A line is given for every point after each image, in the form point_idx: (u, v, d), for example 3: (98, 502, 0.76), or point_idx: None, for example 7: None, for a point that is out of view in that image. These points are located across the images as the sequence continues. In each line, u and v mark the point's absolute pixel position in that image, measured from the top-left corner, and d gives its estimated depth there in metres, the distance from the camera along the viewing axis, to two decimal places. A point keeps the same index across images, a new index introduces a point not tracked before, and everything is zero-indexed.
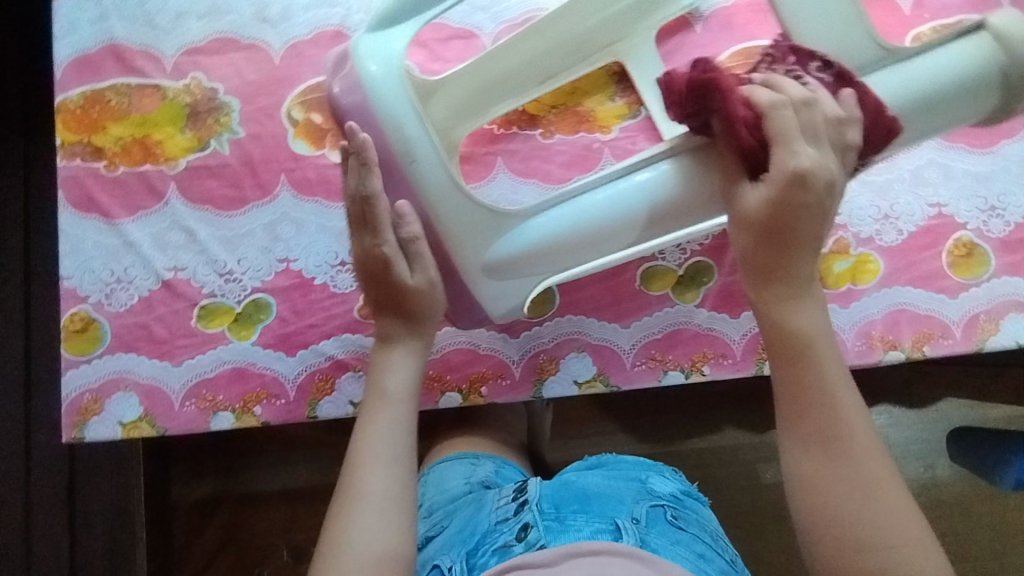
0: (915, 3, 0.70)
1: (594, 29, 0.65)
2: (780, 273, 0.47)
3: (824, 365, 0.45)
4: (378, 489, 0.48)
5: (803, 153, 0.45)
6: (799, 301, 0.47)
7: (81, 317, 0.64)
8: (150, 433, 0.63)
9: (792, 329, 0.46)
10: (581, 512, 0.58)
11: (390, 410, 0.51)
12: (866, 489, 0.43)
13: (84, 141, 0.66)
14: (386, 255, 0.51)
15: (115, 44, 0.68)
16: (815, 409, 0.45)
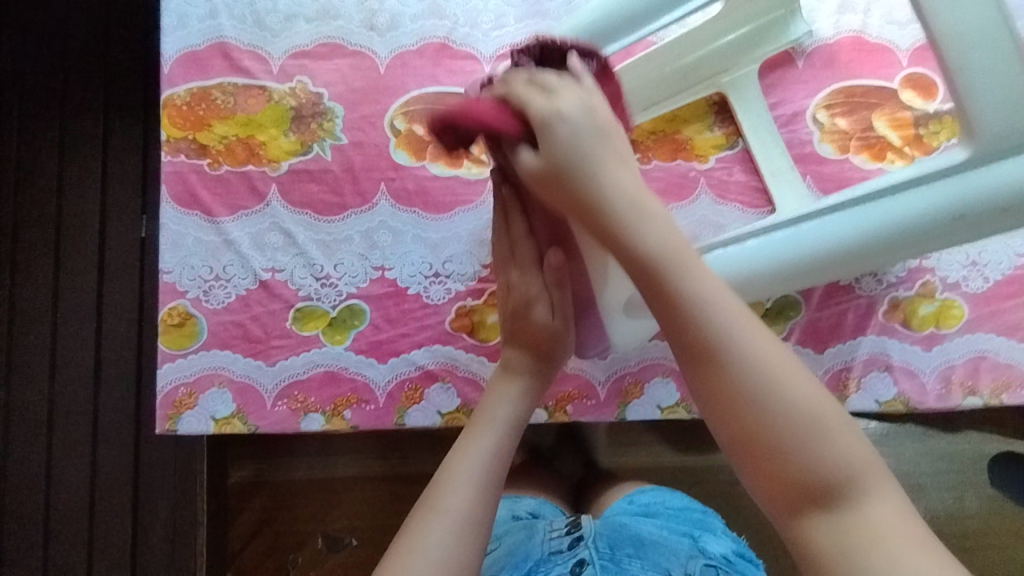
0: None
1: (698, 60, 0.67)
2: (639, 261, 0.38)
3: (722, 343, 0.36)
4: (459, 506, 0.43)
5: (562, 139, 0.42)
6: (672, 278, 0.37)
7: (179, 312, 0.65)
8: (242, 430, 0.65)
9: (653, 273, 0.37)
10: (637, 557, 0.59)
11: (490, 429, 0.48)
12: (816, 437, 0.35)
13: (188, 137, 0.67)
14: (529, 296, 0.53)
15: (223, 42, 0.68)
16: (734, 400, 0.35)
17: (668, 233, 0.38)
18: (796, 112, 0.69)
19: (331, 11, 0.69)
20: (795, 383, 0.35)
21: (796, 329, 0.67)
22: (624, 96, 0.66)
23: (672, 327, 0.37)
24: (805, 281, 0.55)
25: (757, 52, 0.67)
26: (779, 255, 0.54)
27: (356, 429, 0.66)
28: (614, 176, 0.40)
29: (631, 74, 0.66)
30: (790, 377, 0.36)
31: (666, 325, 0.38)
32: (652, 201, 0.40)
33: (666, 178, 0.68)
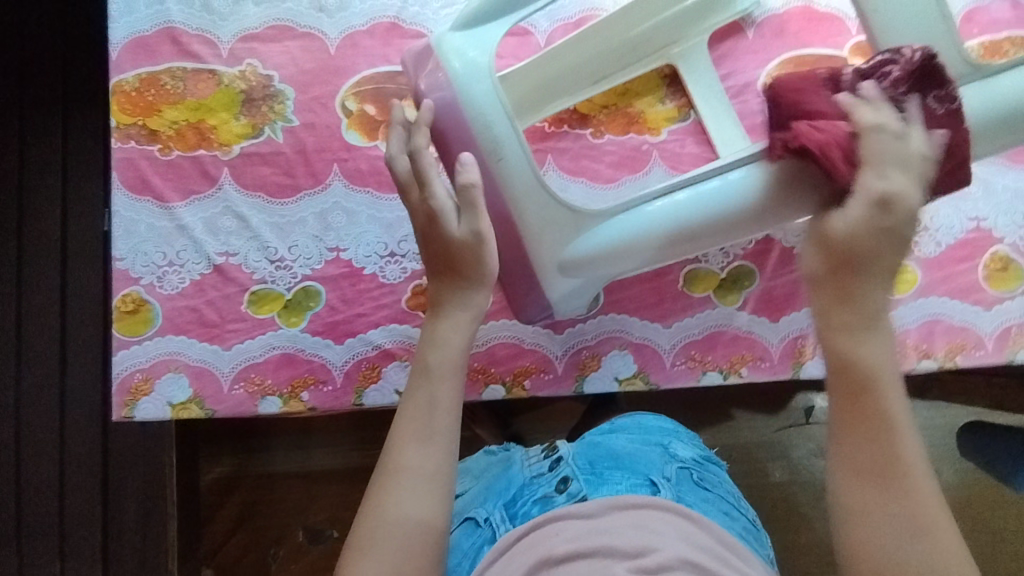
0: (965, 17, 0.71)
1: (647, 32, 0.66)
2: (835, 352, 0.44)
3: (897, 442, 0.42)
4: (415, 464, 0.47)
5: (891, 180, 0.44)
6: (867, 335, 0.44)
7: (133, 298, 0.65)
8: (199, 414, 0.65)
9: (853, 389, 0.43)
10: (616, 467, 0.61)
11: (433, 361, 0.50)
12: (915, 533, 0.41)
13: (138, 123, 0.67)
14: (433, 208, 0.52)
15: (172, 27, 0.68)
16: (867, 429, 0.43)
17: (880, 352, 0.44)
18: (747, 82, 0.69)
19: None
20: (925, 511, 0.41)
21: (751, 298, 0.67)
22: (575, 70, 0.65)
23: (843, 417, 0.43)
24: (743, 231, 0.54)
25: (703, 23, 0.68)
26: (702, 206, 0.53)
27: (315, 410, 0.66)
28: (885, 225, 0.44)
29: (581, 45, 0.64)
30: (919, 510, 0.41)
31: (835, 386, 0.44)
32: (894, 267, 0.44)
33: (619, 152, 0.69)
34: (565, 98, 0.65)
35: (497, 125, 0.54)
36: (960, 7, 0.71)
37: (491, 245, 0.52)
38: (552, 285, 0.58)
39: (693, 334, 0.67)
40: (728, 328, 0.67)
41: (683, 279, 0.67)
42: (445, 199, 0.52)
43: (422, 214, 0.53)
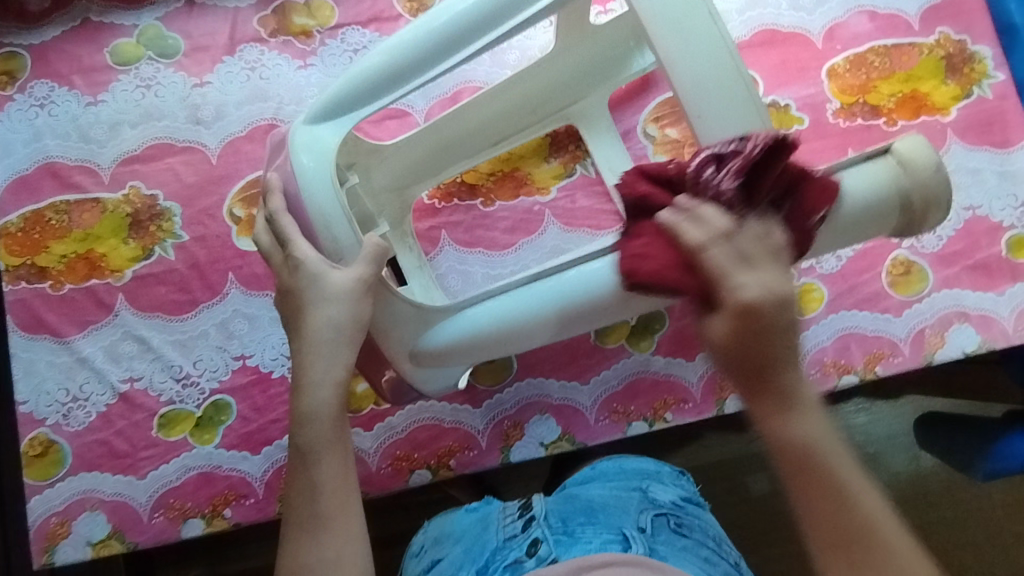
0: (827, 35, 0.73)
1: (549, 93, 0.66)
2: (787, 451, 0.40)
3: (858, 511, 0.40)
4: (314, 558, 0.46)
5: (335, 276, 0.49)
6: (790, 412, 0.40)
7: (41, 440, 0.64)
8: (121, 550, 0.63)
9: (800, 456, 0.40)
10: (589, 523, 0.60)
11: (313, 430, 0.49)
12: (859, 544, 0.39)
13: (27, 263, 0.66)
14: (296, 263, 0.50)
15: (51, 162, 0.68)
16: (842, 531, 0.40)
17: (806, 436, 0.40)
18: (626, 129, 0.70)
19: (155, 112, 0.69)
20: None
21: (664, 341, 0.67)
22: (470, 135, 0.65)
23: (813, 482, 0.40)
24: (571, 327, 0.53)
25: (610, 79, 0.67)
26: (540, 308, 0.52)
27: (241, 525, 0.64)
28: (782, 325, 0.40)
29: (479, 112, 0.64)
30: None
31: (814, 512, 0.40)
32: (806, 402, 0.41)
33: (512, 217, 0.69)
34: (462, 164, 0.66)
35: (337, 223, 0.51)
36: (820, 28, 0.73)
37: (364, 305, 0.50)
38: (406, 369, 0.57)
39: (613, 386, 0.66)
40: (647, 375, 0.66)
41: (593, 332, 0.67)
42: (309, 251, 0.51)
43: (287, 274, 0.51)
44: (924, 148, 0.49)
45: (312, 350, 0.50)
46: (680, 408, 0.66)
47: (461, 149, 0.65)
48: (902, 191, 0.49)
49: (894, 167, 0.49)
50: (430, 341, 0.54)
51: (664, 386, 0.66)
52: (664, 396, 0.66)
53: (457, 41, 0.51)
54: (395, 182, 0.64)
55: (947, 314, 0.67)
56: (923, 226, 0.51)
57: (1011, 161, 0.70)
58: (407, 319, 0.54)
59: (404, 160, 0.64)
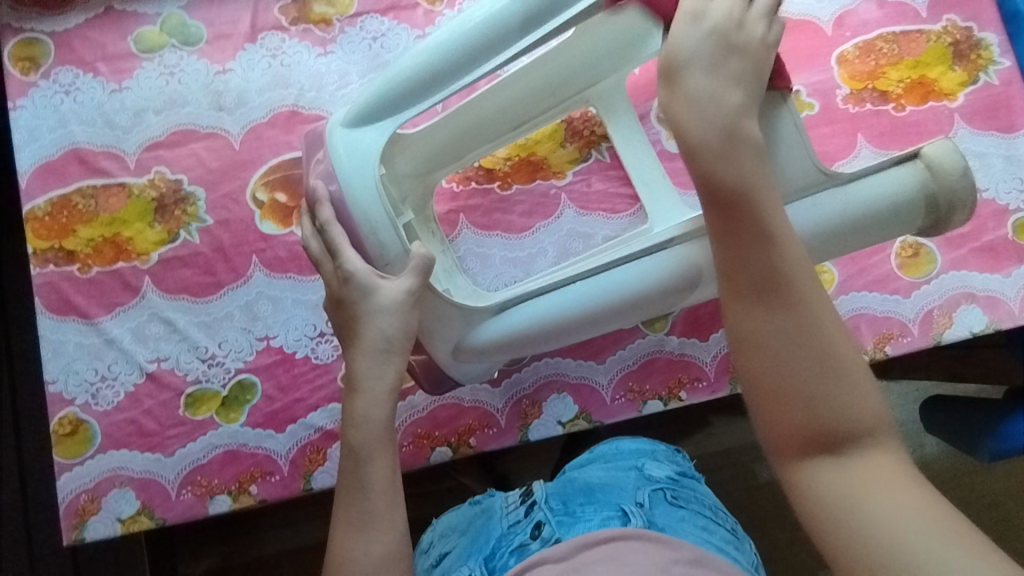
0: (836, 23, 0.74)
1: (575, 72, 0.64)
2: (716, 185, 0.45)
3: (777, 255, 0.43)
4: (360, 555, 0.49)
5: (385, 285, 0.52)
6: (768, 223, 0.44)
7: (70, 419, 0.65)
8: (150, 525, 0.64)
9: (728, 207, 0.45)
10: (589, 503, 0.61)
11: (365, 438, 0.51)
12: (803, 344, 0.41)
13: (55, 246, 0.68)
14: (347, 273, 0.53)
15: (77, 148, 0.70)
16: (758, 276, 0.43)
17: (774, 258, 0.43)
18: (641, 115, 0.72)
19: (178, 99, 0.71)
20: (822, 342, 0.42)
21: (678, 321, 0.68)
22: (493, 119, 0.64)
23: (719, 241, 0.45)
24: (606, 324, 0.56)
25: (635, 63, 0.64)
26: (582, 305, 0.55)
27: (266, 501, 0.66)
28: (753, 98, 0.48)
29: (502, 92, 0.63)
30: (846, 380, 0.41)
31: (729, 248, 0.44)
32: (756, 190, 0.45)
33: (529, 201, 0.70)
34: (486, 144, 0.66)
35: (383, 231, 0.52)
36: (829, 16, 0.74)
37: (412, 315, 0.53)
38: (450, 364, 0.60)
39: (628, 365, 0.68)
40: (661, 354, 0.68)
41: None
42: (357, 261, 0.53)
43: (341, 286, 0.54)
44: (950, 153, 0.53)
45: (364, 357, 0.52)
46: (694, 387, 0.67)
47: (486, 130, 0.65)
48: (929, 193, 0.53)
49: (921, 171, 0.53)
50: (474, 339, 0.56)
51: (679, 365, 0.68)
52: (679, 375, 0.68)
53: (488, 43, 0.53)
54: (420, 168, 0.65)
55: (955, 295, 0.69)
56: (946, 227, 0.55)
57: (1017, 146, 0.72)
58: (451, 321, 0.56)
59: (424, 148, 0.65)
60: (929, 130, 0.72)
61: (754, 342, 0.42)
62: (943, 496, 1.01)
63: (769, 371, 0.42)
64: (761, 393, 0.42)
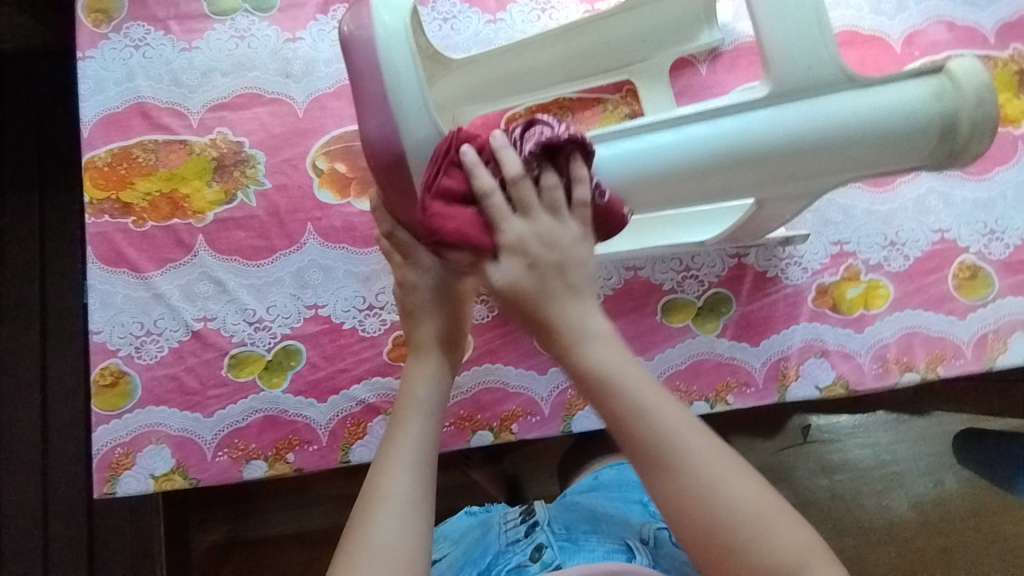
0: (905, 41, 0.74)
1: (624, 43, 0.66)
2: (564, 343, 0.44)
3: (643, 417, 0.42)
4: (382, 539, 0.44)
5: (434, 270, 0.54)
6: (582, 334, 0.44)
7: (112, 371, 0.65)
8: (183, 485, 0.63)
9: (594, 387, 0.43)
10: (592, 532, 0.59)
11: (420, 415, 0.50)
12: (694, 491, 0.41)
13: (112, 197, 0.68)
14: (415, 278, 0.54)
15: (142, 102, 0.70)
16: (615, 420, 0.43)
17: (632, 398, 0.43)
18: None
19: (247, 63, 0.71)
20: (738, 479, 0.41)
21: (730, 325, 0.68)
22: (539, 69, 0.66)
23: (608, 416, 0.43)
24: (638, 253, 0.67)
25: (680, 46, 0.69)
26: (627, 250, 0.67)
27: (301, 471, 0.65)
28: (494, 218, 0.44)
29: (556, 46, 0.64)
30: (760, 506, 0.41)
31: (607, 415, 0.43)
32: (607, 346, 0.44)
33: None
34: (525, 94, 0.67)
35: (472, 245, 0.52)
36: (899, 34, 0.74)
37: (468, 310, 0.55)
38: None
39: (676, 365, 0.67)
40: (711, 356, 0.67)
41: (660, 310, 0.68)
42: (428, 261, 0.54)
43: (405, 280, 0.55)
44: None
45: (432, 338, 0.53)
46: (742, 391, 0.67)
47: (530, 81, 0.66)
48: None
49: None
50: None
51: (727, 369, 0.67)
52: (727, 379, 0.67)
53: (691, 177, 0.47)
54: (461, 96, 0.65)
55: (1011, 321, 0.68)
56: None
57: None
58: None
59: (470, 77, 0.64)
60: (993, 154, 0.71)
61: (678, 498, 0.41)
62: (962, 535, 1.01)
63: (711, 531, 0.41)
64: (696, 539, 0.41)
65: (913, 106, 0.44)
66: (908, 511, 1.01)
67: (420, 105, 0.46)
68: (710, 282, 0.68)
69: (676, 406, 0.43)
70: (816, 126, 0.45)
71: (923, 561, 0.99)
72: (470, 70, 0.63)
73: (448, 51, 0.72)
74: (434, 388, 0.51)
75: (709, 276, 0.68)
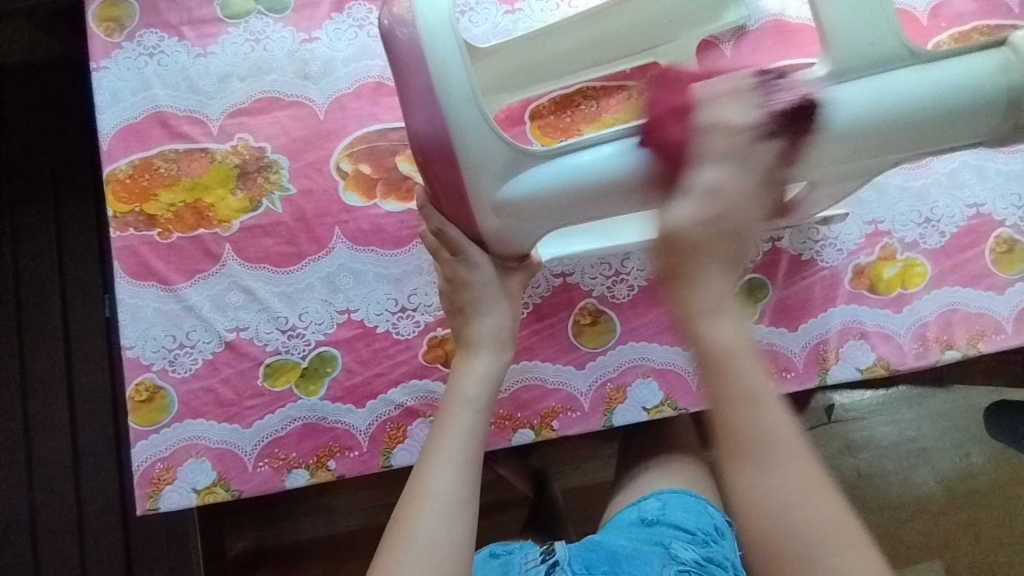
0: (931, 13, 0.73)
1: (650, 25, 0.65)
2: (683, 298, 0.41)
3: (741, 391, 0.40)
4: (428, 534, 0.44)
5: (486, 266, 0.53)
6: (710, 310, 0.41)
7: (147, 386, 0.64)
8: (225, 497, 0.63)
9: (714, 365, 0.40)
10: (611, 574, 0.59)
11: (468, 413, 0.50)
12: (760, 470, 0.39)
13: (136, 210, 0.67)
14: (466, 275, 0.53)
15: (160, 111, 0.68)
16: (726, 389, 0.40)
17: (725, 348, 0.40)
18: None
19: (264, 66, 0.70)
20: (821, 500, 0.39)
21: (767, 310, 0.67)
22: (566, 56, 0.64)
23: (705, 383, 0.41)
24: None
25: (707, 26, 0.67)
26: None
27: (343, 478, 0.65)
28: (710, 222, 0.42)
29: (583, 31, 0.63)
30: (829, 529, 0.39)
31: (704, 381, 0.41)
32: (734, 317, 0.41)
33: None
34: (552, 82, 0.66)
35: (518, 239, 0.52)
36: (924, 5, 0.73)
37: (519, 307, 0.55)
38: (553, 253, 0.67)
39: None
40: None
41: None
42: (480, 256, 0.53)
43: (456, 276, 0.53)
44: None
45: (482, 335, 0.53)
46: (783, 377, 0.66)
47: (557, 68, 0.65)
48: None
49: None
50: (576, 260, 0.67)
51: (767, 355, 0.66)
52: (767, 365, 0.66)
53: None
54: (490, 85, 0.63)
55: None
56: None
57: None
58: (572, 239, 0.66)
59: (498, 66, 0.62)
60: None
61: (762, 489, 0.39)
62: (993, 509, 1.01)
63: (780, 534, 0.38)
64: (761, 542, 0.39)
65: (980, 79, 0.44)
66: (937, 486, 1.01)
67: (469, 98, 0.45)
68: (745, 268, 0.67)
69: (775, 407, 0.40)
70: (885, 102, 0.44)
71: (955, 536, 0.99)
72: (501, 58, 0.62)
73: (473, 41, 0.70)
74: (483, 385, 0.51)
75: (744, 262, 0.67)
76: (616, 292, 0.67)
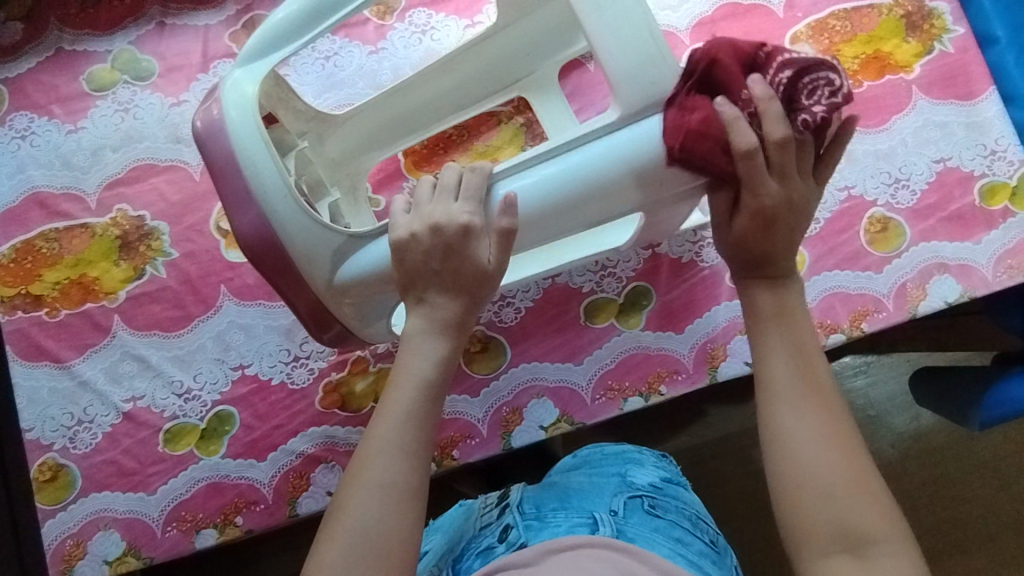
0: (787, 5, 0.74)
1: (501, 66, 0.66)
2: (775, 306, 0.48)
3: (768, 376, 0.46)
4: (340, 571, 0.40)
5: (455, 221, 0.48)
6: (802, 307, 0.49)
7: (50, 465, 0.65)
8: (138, 565, 0.64)
9: (758, 349, 0.48)
10: (561, 508, 0.59)
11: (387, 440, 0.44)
12: (788, 413, 0.45)
13: (22, 292, 0.67)
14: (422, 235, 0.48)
15: (37, 192, 0.69)
16: (768, 361, 0.47)
17: (791, 347, 0.47)
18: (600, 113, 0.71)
19: (135, 135, 0.70)
20: (842, 451, 0.43)
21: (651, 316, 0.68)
22: (422, 108, 0.66)
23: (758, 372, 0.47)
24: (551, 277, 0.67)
25: (561, 54, 0.67)
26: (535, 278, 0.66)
27: (253, 531, 0.65)
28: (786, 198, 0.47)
29: (434, 79, 0.65)
30: (846, 449, 0.43)
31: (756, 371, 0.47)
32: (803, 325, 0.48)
33: None
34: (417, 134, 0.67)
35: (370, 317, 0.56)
36: None
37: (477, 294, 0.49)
38: None
39: (605, 364, 0.67)
40: (639, 350, 0.67)
41: (582, 313, 0.68)
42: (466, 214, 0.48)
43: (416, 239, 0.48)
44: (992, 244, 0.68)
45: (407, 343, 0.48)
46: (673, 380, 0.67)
47: (417, 120, 0.67)
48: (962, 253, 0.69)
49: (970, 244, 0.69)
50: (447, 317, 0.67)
51: (656, 359, 0.67)
52: (657, 370, 0.67)
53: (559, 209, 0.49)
54: (350, 150, 0.66)
55: (927, 266, 0.68)
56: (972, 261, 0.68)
57: (977, 113, 0.71)
58: None
59: (359, 128, 0.65)
60: (887, 103, 0.72)
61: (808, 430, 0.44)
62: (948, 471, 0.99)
63: (808, 469, 0.43)
64: (792, 483, 0.43)
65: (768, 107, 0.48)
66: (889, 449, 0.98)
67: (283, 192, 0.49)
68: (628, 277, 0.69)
69: (811, 373, 0.46)
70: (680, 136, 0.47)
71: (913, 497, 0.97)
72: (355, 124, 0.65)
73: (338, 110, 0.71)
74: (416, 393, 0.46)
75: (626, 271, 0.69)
76: (503, 316, 0.69)
